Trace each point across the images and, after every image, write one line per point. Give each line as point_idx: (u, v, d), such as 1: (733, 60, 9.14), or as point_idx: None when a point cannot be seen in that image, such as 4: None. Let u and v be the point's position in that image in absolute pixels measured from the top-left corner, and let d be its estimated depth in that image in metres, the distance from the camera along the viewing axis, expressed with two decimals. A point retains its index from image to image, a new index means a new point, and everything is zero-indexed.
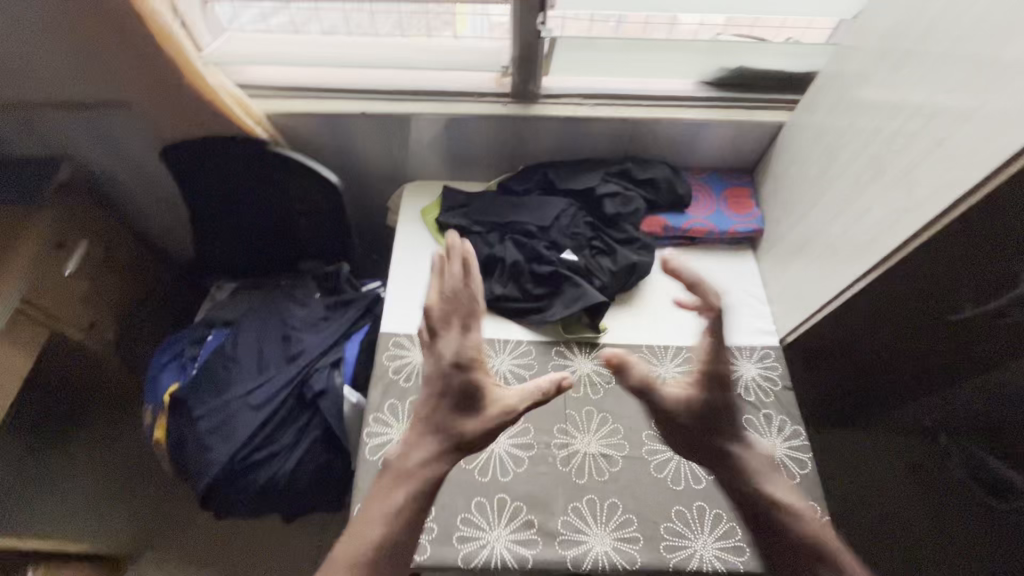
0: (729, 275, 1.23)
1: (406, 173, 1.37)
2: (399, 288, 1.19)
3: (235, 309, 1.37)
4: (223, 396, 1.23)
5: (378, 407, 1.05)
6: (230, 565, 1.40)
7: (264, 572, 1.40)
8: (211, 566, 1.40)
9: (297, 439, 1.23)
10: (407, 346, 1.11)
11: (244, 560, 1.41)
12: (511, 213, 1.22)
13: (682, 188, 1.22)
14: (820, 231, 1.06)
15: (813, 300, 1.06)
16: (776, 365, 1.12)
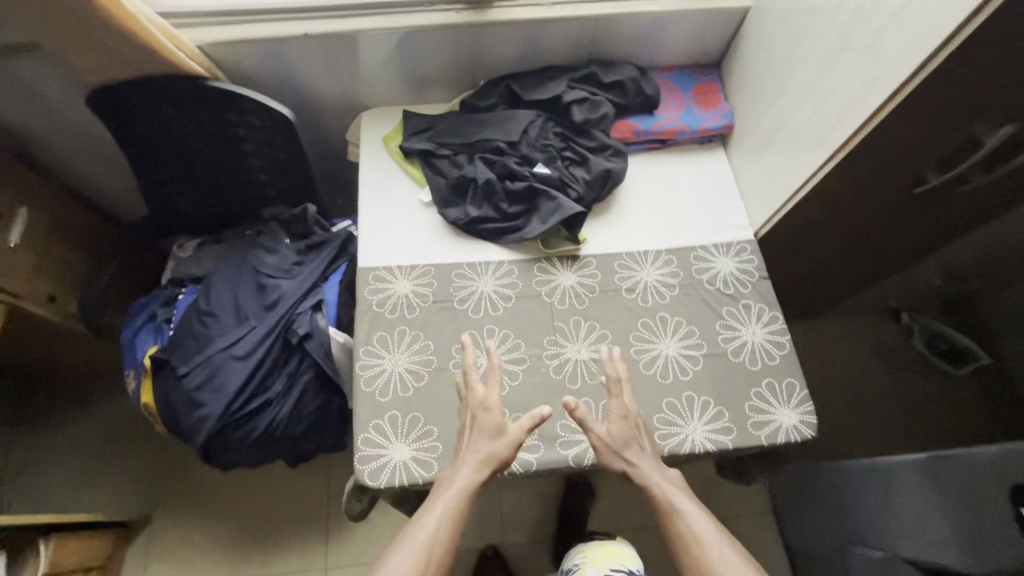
0: (701, 174, 1.23)
1: (360, 101, 1.28)
2: (371, 221, 1.16)
3: (203, 265, 1.32)
4: (205, 352, 1.20)
5: (367, 340, 1.04)
6: (244, 510, 1.45)
7: (279, 512, 1.45)
8: (225, 514, 1.44)
9: (289, 384, 1.23)
10: (388, 277, 1.09)
11: (257, 504, 1.46)
12: (477, 131, 1.17)
13: (651, 88, 1.18)
14: (789, 116, 1.05)
15: (785, 188, 1.07)
16: (752, 258, 1.14)
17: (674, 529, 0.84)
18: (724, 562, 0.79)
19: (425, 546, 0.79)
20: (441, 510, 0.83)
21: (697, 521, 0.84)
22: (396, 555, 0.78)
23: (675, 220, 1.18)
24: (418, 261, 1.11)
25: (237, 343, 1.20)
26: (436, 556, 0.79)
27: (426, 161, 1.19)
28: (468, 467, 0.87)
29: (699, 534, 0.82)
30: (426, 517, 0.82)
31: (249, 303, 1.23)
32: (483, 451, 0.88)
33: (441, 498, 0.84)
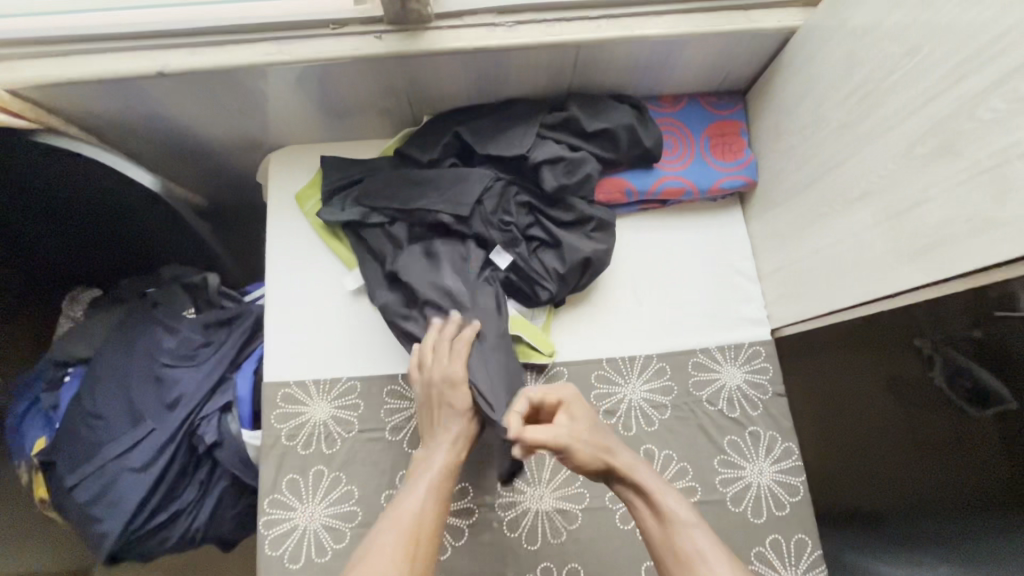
0: (709, 247, 0.95)
1: (268, 139, 0.98)
2: (281, 315, 0.90)
3: (90, 341, 1.07)
4: (96, 460, 0.99)
5: (274, 485, 0.83)
6: None
7: None
8: None
9: (203, 492, 1.03)
10: (301, 398, 0.86)
11: None
12: (415, 197, 0.87)
13: (649, 138, 0.88)
14: (835, 206, 0.75)
15: (818, 297, 0.80)
16: (766, 367, 0.90)
17: (665, 543, 0.66)
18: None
19: (410, 527, 0.66)
20: (426, 483, 0.70)
21: (694, 526, 0.66)
22: (379, 541, 0.64)
23: (673, 312, 0.92)
24: (340, 374, 0.87)
25: (133, 450, 0.99)
26: (425, 535, 0.66)
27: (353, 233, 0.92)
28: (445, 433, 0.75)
29: (697, 547, 0.64)
30: (405, 494, 0.69)
31: (144, 400, 1.00)
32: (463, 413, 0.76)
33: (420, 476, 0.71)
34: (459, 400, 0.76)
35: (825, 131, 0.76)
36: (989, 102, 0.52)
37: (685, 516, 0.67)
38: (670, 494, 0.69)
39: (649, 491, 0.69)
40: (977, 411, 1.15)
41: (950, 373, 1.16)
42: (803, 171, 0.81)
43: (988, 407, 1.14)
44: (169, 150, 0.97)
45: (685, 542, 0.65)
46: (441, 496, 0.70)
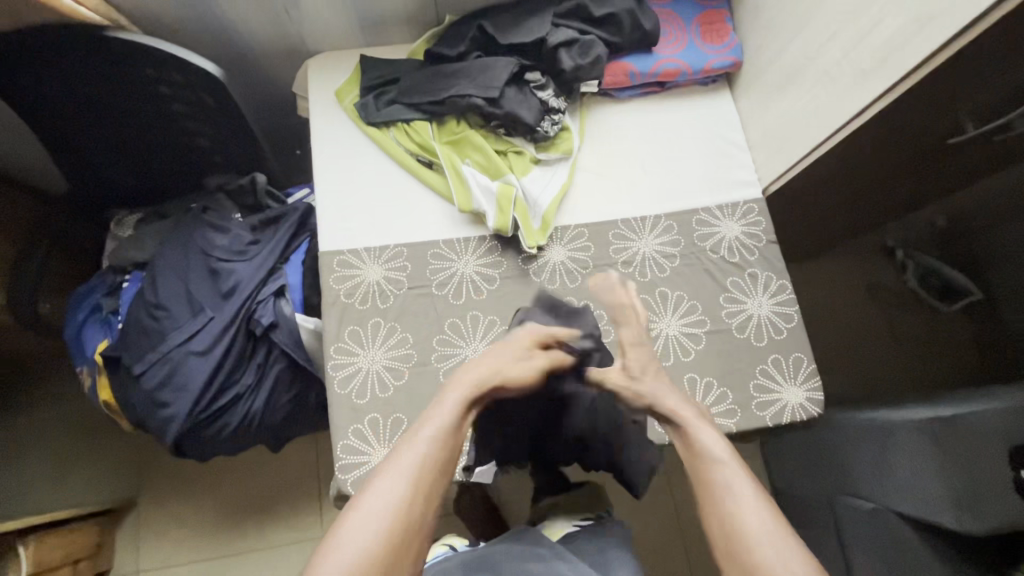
0: (704, 123, 1.08)
1: (305, 48, 1.08)
2: (331, 195, 1.01)
3: (145, 247, 1.16)
4: (162, 347, 1.09)
5: (338, 336, 0.94)
6: (229, 496, 1.41)
7: (265, 496, 1.41)
8: (209, 500, 1.40)
9: (260, 376, 1.13)
10: (355, 262, 0.97)
11: (242, 490, 1.41)
12: (449, 85, 0.99)
13: (649, 22, 1.00)
14: (809, 56, 0.88)
15: (800, 142, 0.94)
16: (759, 221, 1.03)
17: (696, 474, 0.71)
18: (741, 507, 0.65)
19: (421, 472, 0.66)
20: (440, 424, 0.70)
21: (744, 508, 0.65)
22: (385, 479, 0.65)
23: (676, 180, 1.05)
24: (387, 243, 0.98)
25: (195, 336, 1.09)
26: (431, 476, 0.67)
27: (393, 122, 1.03)
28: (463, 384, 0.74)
29: (725, 477, 0.68)
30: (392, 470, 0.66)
31: (203, 292, 1.10)
32: (502, 369, 0.76)
33: (430, 422, 0.70)
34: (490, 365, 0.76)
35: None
36: None
37: (737, 493, 0.67)
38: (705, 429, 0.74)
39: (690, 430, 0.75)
40: (944, 307, 1.33)
41: (922, 273, 1.33)
42: (781, 37, 0.95)
43: (953, 302, 1.31)
44: (215, 59, 1.07)
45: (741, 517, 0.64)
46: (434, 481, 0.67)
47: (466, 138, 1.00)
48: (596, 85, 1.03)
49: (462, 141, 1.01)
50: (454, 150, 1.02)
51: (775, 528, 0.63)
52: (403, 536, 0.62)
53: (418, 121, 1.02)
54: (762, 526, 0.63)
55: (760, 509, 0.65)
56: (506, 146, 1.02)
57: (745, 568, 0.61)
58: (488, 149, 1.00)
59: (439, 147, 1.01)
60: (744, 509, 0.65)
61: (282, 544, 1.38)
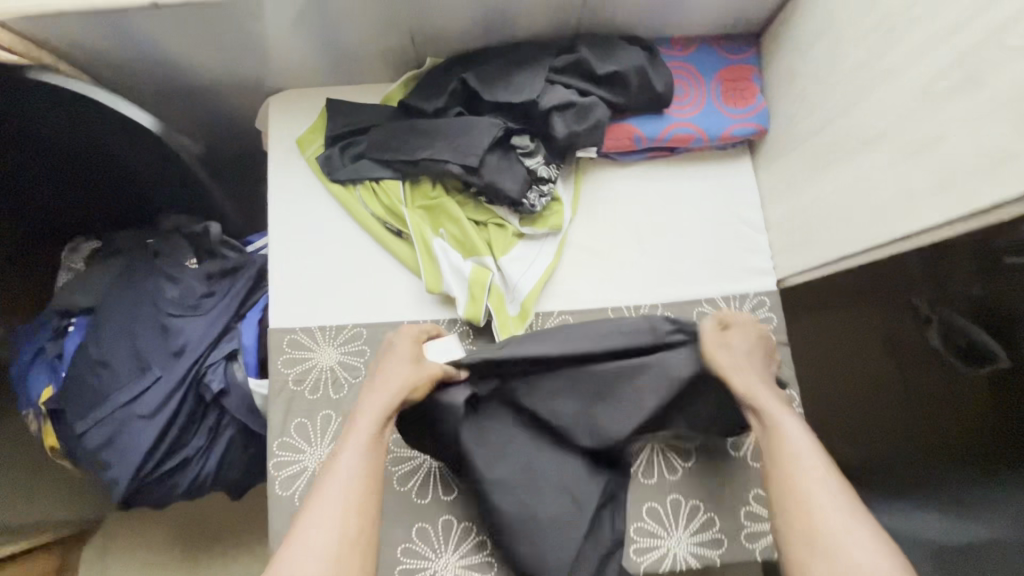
0: (717, 196, 0.94)
1: (265, 84, 0.94)
2: (286, 263, 0.89)
3: (93, 291, 1.06)
4: (105, 407, 1.00)
5: (284, 429, 0.84)
6: None
7: None
8: None
9: (211, 438, 1.05)
10: (308, 344, 0.86)
11: None
12: (423, 147, 0.86)
13: (660, 82, 0.86)
14: (848, 150, 0.73)
15: (827, 244, 0.80)
16: (770, 317, 0.90)
17: (772, 445, 0.67)
18: (814, 489, 0.62)
19: (351, 494, 0.62)
20: (362, 441, 0.67)
21: (818, 484, 0.62)
22: (314, 514, 0.61)
23: (677, 262, 0.92)
24: (345, 322, 0.87)
25: (140, 398, 1.00)
26: (367, 495, 0.63)
27: (360, 180, 0.90)
28: (377, 396, 0.71)
29: (797, 451, 0.65)
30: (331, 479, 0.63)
31: (149, 350, 1.00)
32: (398, 375, 0.72)
33: (351, 442, 0.67)
34: (394, 368, 0.73)
35: (839, 73, 0.74)
36: (1016, 34, 0.51)
37: (811, 470, 0.63)
38: (790, 418, 0.69)
39: (775, 415, 0.69)
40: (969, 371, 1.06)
41: (945, 332, 1.08)
42: (814, 116, 0.80)
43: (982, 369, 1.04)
44: (162, 91, 0.94)
45: (811, 492, 0.62)
46: (370, 488, 0.64)
47: (439, 208, 0.88)
48: (595, 150, 0.89)
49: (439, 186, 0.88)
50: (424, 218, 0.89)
51: (850, 514, 0.60)
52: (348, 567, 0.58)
53: (388, 181, 0.90)
54: (833, 502, 0.60)
55: (851, 513, 0.59)
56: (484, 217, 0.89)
57: (815, 543, 0.58)
58: (463, 220, 0.87)
59: (410, 214, 0.89)
60: (814, 483, 0.62)
61: None
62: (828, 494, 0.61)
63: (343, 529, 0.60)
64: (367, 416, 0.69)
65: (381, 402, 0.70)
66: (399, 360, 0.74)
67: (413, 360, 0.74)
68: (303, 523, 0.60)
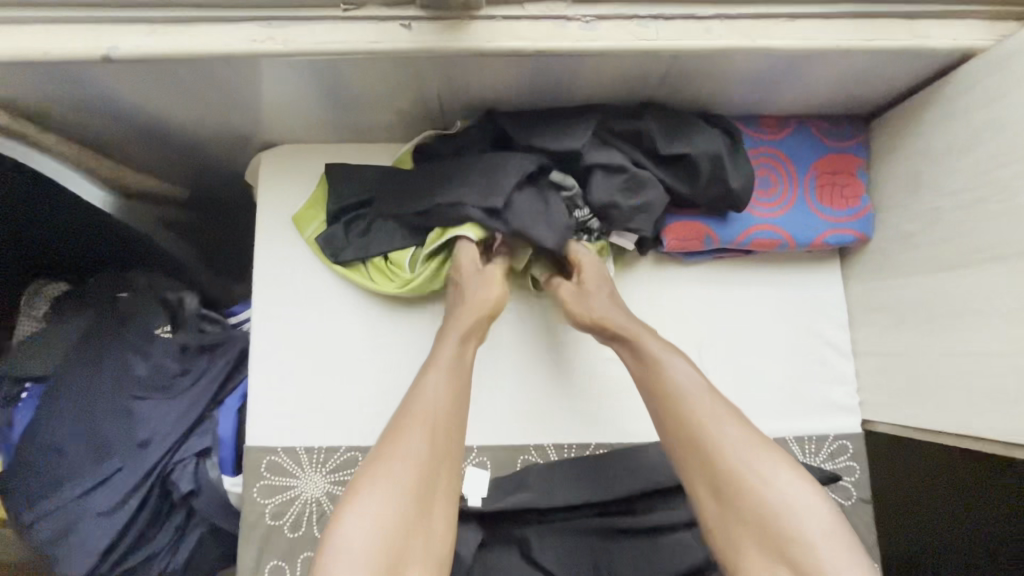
0: (795, 310, 0.78)
1: (256, 135, 0.78)
2: (271, 364, 0.74)
3: (49, 358, 0.91)
4: (54, 501, 0.85)
5: (256, 573, 0.69)
6: None
7: None
8: None
9: (180, 533, 0.90)
10: (291, 470, 0.71)
11: None
12: (436, 185, 0.69)
13: (738, 179, 0.68)
14: (1003, 308, 0.56)
15: (947, 408, 0.63)
16: (851, 467, 0.74)
17: (673, 410, 0.59)
18: (741, 449, 0.56)
19: (441, 420, 0.58)
20: (445, 371, 0.61)
21: (732, 438, 0.56)
22: (398, 446, 0.55)
23: (742, 389, 0.76)
24: (338, 444, 0.72)
25: (96, 492, 0.85)
26: (452, 427, 0.58)
27: (368, 257, 0.73)
28: (461, 319, 0.66)
29: (710, 412, 0.58)
30: (419, 401, 0.58)
31: (111, 435, 0.85)
32: (479, 296, 0.67)
33: (436, 366, 0.61)
34: (473, 289, 0.68)
35: (1000, 207, 0.56)
36: None
37: (722, 423, 0.57)
38: (676, 356, 0.62)
39: (658, 356, 0.62)
40: None
41: None
42: (949, 248, 0.62)
43: None
44: (132, 137, 0.77)
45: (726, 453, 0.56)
46: (460, 417, 0.60)
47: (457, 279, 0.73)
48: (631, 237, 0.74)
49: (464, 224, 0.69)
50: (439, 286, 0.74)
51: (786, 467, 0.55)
52: (432, 501, 0.54)
53: (397, 254, 0.72)
54: (759, 458, 0.55)
55: (756, 450, 0.56)
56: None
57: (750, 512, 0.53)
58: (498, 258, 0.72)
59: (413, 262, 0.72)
60: (733, 441, 0.56)
61: None
62: (742, 450, 0.56)
63: (429, 452, 0.55)
64: (450, 334, 0.64)
65: (464, 324, 0.65)
66: (476, 278, 0.69)
67: (495, 283, 0.69)
68: (390, 443, 0.55)
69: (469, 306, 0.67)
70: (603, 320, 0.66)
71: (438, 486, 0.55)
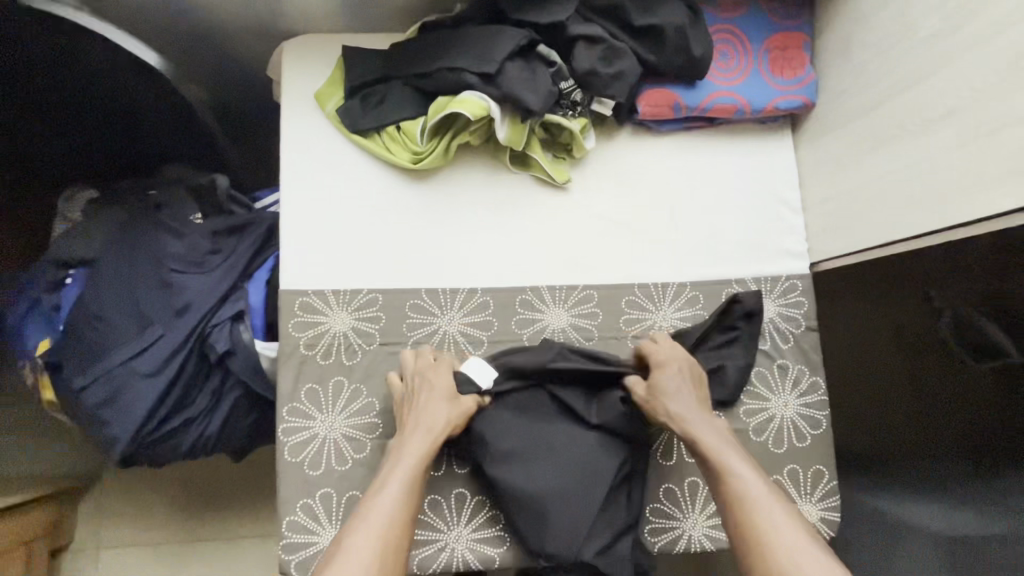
0: (755, 172, 0.90)
1: (281, 25, 0.88)
2: (299, 222, 0.84)
3: (91, 243, 1.00)
4: (103, 365, 0.94)
5: (294, 394, 0.81)
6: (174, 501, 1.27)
7: (214, 513, 1.26)
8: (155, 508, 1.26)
9: (216, 398, 1.01)
10: (320, 308, 0.82)
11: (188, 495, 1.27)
12: (439, 57, 0.79)
13: (699, 47, 0.79)
14: (909, 128, 0.69)
15: (871, 228, 0.76)
16: (801, 302, 0.87)
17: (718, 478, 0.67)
18: (777, 510, 0.62)
19: (389, 522, 0.63)
20: (402, 479, 0.67)
21: (772, 504, 0.62)
22: (351, 537, 0.61)
23: (709, 240, 0.88)
24: (361, 286, 0.84)
25: (142, 355, 0.95)
26: (398, 536, 0.63)
27: (383, 127, 0.84)
28: (423, 433, 0.71)
29: (746, 478, 0.65)
30: (377, 502, 0.65)
31: (153, 306, 0.96)
32: (439, 416, 0.72)
33: (393, 473, 0.68)
34: (434, 406, 0.73)
35: (909, 45, 0.69)
36: None
37: (753, 479, 0.65)
38: (722, 437, 0.70)
39: (698, 437, 0.70)
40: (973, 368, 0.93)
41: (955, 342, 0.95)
42: (871, 91, 0.75)
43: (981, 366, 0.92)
44: (176, 26, 0.88)
45: (768, 510, 0.62)
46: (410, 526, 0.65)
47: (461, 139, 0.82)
48: (612, 104, 0.82)
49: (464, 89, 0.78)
50: (447, 153, 0.83)
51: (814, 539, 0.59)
52: None
53: (407, 124, 0.82)
54: (795, 525, 0.60)
55: (794, 517, 0.61)
56: (512, 141, 0.80)
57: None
58: (498, 123, 0.78)
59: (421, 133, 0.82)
60: (763, 497, 0.63)
61: (233, 550, 1.25)
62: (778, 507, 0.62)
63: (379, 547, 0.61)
64: (406, 450, 0.70)
65: (425, 441, 0.70)
66: (433, 393, 0.74)
67: (461, 407, 0.74)
68: (340, 544, 0.61)
69: (428, 418, 0.72)
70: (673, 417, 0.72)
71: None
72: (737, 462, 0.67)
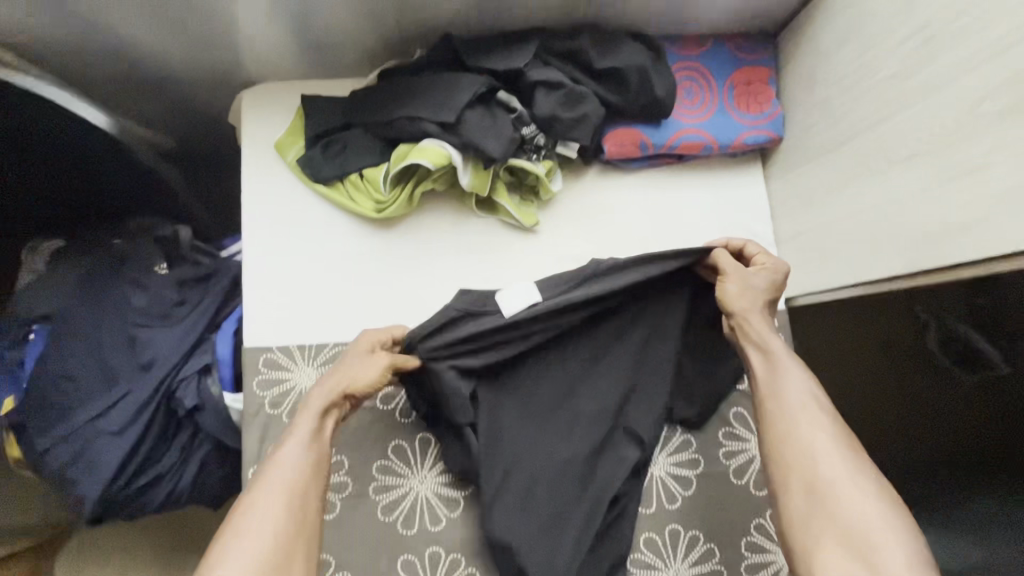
0: (726, 208, 0.88)
1: (239, 74, 0.87)
2: (262, 275, 0.82)
3: (53, 299, 0.97)
4: (68, 424, 0.92)
5: (259, 455, 0.78)
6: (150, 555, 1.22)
7: None
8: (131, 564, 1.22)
9: (185, 453, 0.98)
10: (285, 364, 0.80)
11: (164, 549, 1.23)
12: (398, 106, 0.78)
13: (661, 86, 0.78)
14: (874, 167, 0.68)
15: (843, 265, 0.75)
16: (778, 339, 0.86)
17: (769, 385, 0.64)
18: (815, 434, 0.59)
19: (294, 477, 0.62)
20: (309, 431, 0.65)
21: (817, 427, 0.59)
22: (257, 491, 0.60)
23: None
24: (327, 340, 0.82)
25: (108, 413, 0.92)
26: (308, 486, 0.62)
27: (344, 176, 0.82)
28: (330, 388, 0.69)
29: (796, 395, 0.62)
30: (283, 455, 0.63)
31: (117, 362, 0.93)
32: (354, 373, 0.70)
33: (299, 426, 0.66)
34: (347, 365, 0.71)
35: (870, 82, 0.68)
36: None
37: (802, 398, 0.62)
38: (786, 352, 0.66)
39: (762, 345, 0.67)
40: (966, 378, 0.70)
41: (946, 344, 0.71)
42: (835, 127, 0.74)
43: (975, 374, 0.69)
44: (128, 76, 0.85)
45: (811, 431, 0.59)
46: (319, 478, 0.64)
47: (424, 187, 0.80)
48: (577, 147, 0.81)
49: (423, 138, 0.76)
50: (411, 201, 0.81)
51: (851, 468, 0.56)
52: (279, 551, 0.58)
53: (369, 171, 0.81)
54: (834, 448, 0.58)
55: (838, 444, 0.58)
56: (476, 187, 0.79)
57: (824, 498, 0.55)
58: (460, 170, 0.77)
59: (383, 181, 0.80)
60: (809, 422, 0.60)
61: None
62: (816, 432, 0.59)
63: (284, 499, 0.60)
64: (313, 404, 0.68)
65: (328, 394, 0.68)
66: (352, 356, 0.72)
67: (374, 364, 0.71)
68: (248, 492, 0.60)
69: (342, 376, 0.70)
70: (745, 313, 0.68)
71: (296, 538, 0.59)
72: (790, 375, 0.64)
